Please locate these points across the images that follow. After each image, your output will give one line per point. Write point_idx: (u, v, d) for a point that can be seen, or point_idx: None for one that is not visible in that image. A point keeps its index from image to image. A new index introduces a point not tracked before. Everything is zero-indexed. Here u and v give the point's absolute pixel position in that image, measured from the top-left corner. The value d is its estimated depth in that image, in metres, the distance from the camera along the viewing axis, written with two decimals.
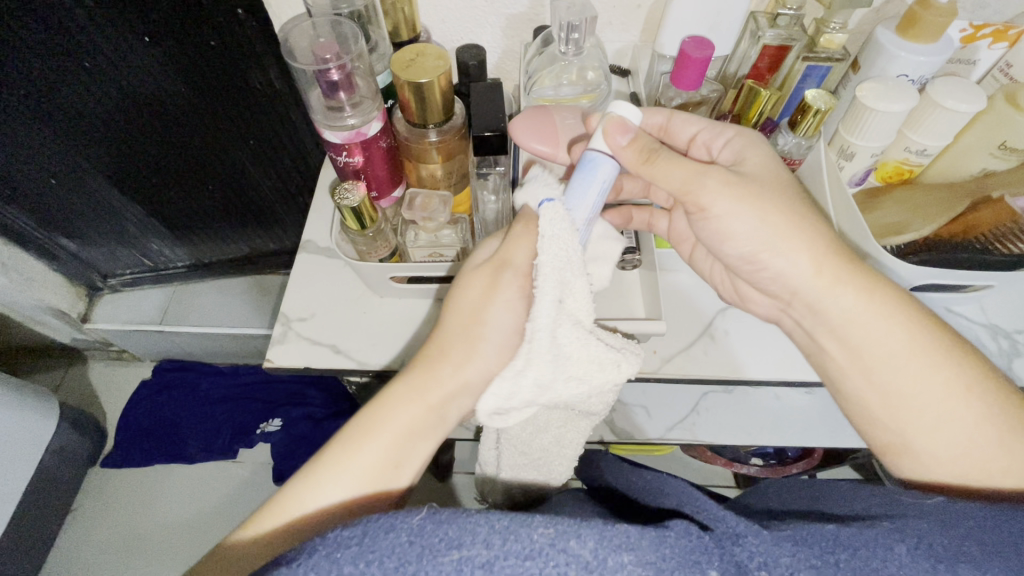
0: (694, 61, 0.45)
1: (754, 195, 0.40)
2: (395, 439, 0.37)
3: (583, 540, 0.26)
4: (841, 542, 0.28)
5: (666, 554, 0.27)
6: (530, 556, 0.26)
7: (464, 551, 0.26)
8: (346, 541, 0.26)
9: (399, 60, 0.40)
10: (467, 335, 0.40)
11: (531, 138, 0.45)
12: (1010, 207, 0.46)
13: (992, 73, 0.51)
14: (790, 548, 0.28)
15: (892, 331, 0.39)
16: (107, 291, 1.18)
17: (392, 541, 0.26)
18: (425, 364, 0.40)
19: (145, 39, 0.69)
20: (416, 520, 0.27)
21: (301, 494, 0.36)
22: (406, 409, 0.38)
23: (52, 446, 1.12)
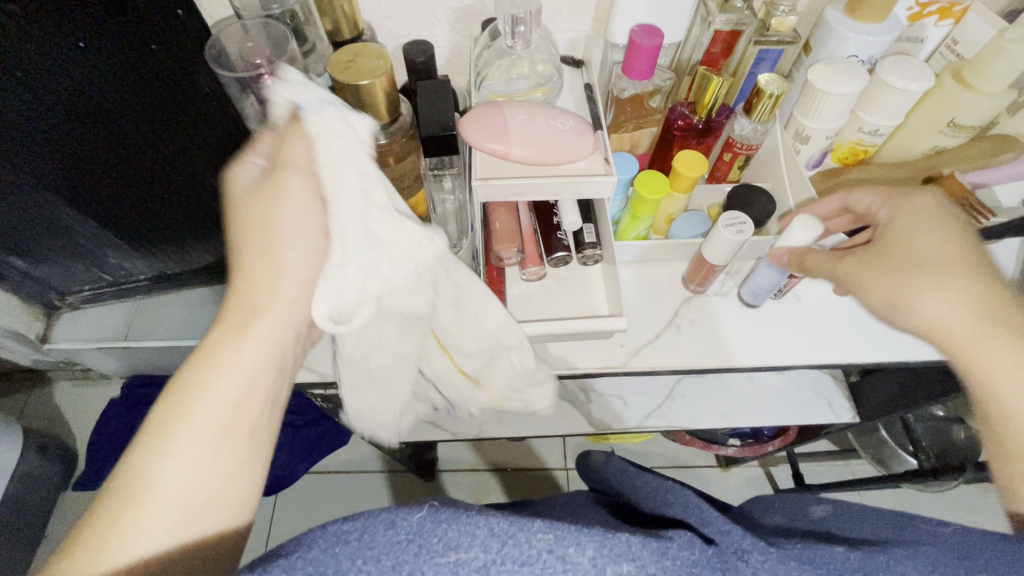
0: (644, 49, 0.44)
1: (904, 263, 0.39)
2: (234, 389, 0.32)
3: (582, 547, 0.25)
4: (851, 565, 0.28)
5: (666, 565, 0.26)
6: (528, 562, 0.24)
7: (462, 553, 0.24)
8: (345, 536, 0.24)
9: (337, 62, 0.38)
10: (271, 247, 0.35)
11: (483, 136, 0.43)
12: (960, 182, 0.48)
13: (940, 50, 0.52)
14: (796, 567, 0.28)
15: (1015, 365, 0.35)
16: (65, 309, 1.14)
17: (390, 538, 0.24)
18: (239, 297, 0.34)
19: (82, 47, 0.65)
20: (416, 517, 0.25)
21: (131, 514, 0.29)
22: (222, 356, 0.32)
23: (18, 473, 1.07)
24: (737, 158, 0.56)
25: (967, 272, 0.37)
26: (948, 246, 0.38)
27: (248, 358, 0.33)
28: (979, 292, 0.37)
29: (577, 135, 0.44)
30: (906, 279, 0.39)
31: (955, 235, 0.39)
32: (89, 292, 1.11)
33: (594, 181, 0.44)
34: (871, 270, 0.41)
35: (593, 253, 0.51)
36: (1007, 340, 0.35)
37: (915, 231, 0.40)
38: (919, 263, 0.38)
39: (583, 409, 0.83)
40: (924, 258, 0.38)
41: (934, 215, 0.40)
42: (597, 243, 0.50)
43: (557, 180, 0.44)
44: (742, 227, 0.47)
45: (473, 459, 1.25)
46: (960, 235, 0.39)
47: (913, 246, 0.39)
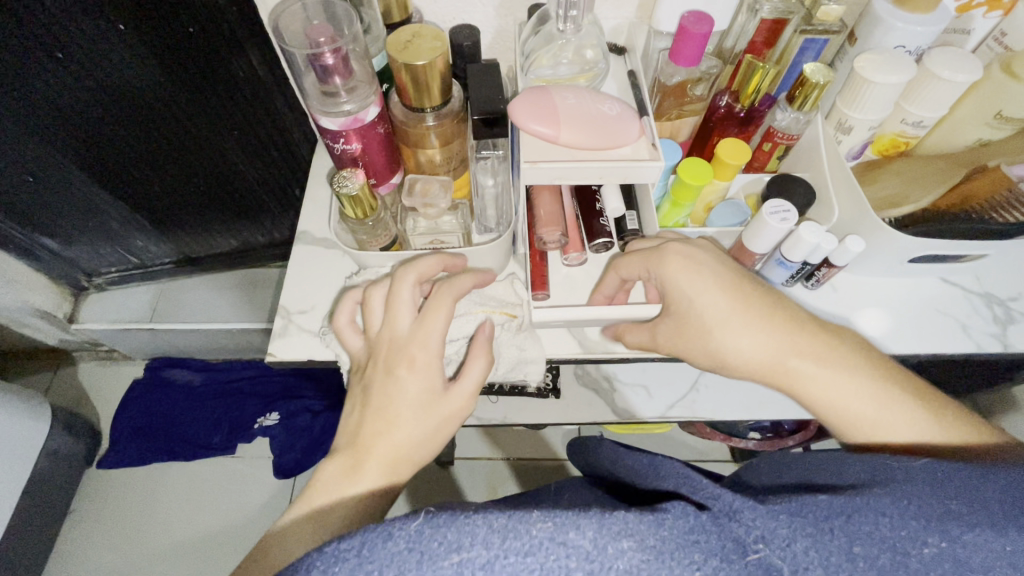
0: (694, 36, 0.44)
1: (721, 323, 0.42)
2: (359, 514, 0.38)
3: (582, 531, 0.26)
4: (836, 509, 0.28)
5: (664, 535, 0.26)
6: (530, 552, 0.25)
7: (463, 553, 0.25)
8: (344, 554, 0.25)
9: (395, 42, 0.39)
10: (399, 406, 0.40)
11: (531, 118, 0.43)
12: (1004, 174, 0.47)
13: (987, 42, 0.51)
14: (787, 520, 0.27)
15: (826, 378, 0.40)
16: (92, 290, 1.16)
17: (390, 549, 0.25)
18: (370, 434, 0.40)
19: (119, 28, 0.66)
20: (413, 525, 0.26)
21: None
22: (353, 491, 0.38)
23: (46, 449, 1.10)
24: (777, 148, 0.56)
25: (742, 313, 0.42)
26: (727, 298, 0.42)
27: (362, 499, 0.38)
28: (772, 339, 0.42)
29: (623, 120, 0.45)
30: (729, 328, 0.42)
31: (723, 288, 0.43)
32: (116, 274, 1.13)
33: (639, 165, 0.44)
34: (681, 341, 0.45)
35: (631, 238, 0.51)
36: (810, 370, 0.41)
37: (686, 290, 0.43)
38: (734, 316, 0.42)
39: (607, 398, 0.83)
40: (725, 310, 0.42)
41: (687, 268, 0.43)
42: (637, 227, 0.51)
43: (604, 164, 0.44)
44: (787, 215, 0.47)
45: (489, 447, 1.26)
46: (718, 284, 0.43)
47: (694, 306, 0.43)
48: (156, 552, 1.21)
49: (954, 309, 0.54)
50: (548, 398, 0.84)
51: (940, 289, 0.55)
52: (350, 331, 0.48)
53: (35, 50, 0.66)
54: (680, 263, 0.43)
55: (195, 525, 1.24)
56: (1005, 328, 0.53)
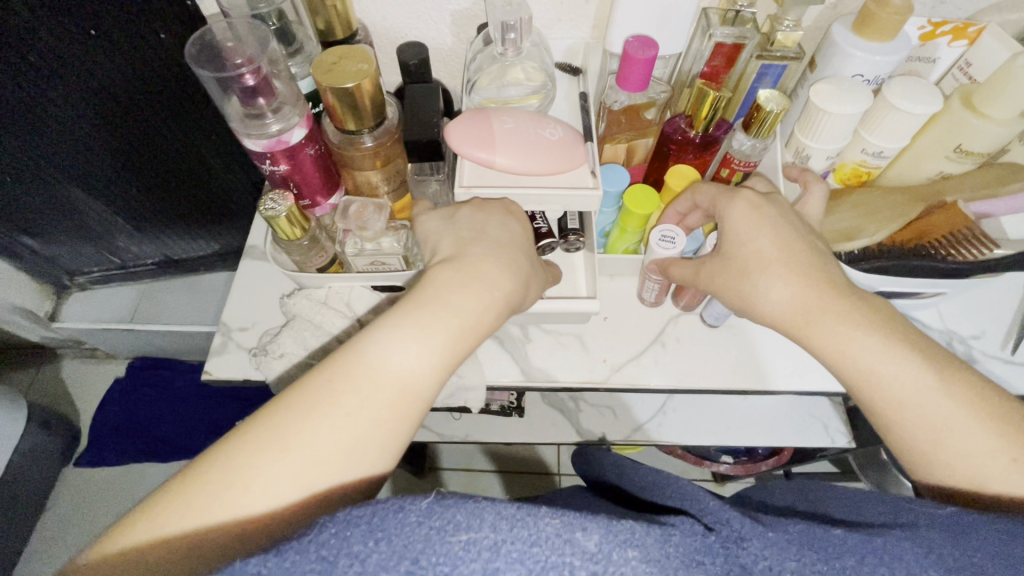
0: (637, 61, 0.43)
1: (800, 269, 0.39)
2: (396, 388, 0.32)
3: (588, 532, 0.25)
4: (851, 547, 0.27)
5: (669, 552, 0.26)
6: (536, 542, 0.24)
7: (472, 533, 0.24)
8: (357, 520, 0.24)
9: (320, 64, 0.38)
10: (487, 278, 0.37)
11: (467, 143, 0.42)
12: (964, 215, 0.46)
13: (952, 72, 0.50)
14: (797, 552, 0.27)
15: (880, 347, 0.36)
16: (74, 289, 1.14)
17: (401, 521, 0.24)
18: (422, 302, 0.35)
19: (90, 34, 0.66)
20: (424, 503, 0.25)
21: (229, 482, 0.29)
22: (411, 362, 0.33)
23: (23, 447, 1.10)
24: (736, 176, 0.53)
25: (790, 262, 0.39)
26: (778, 245, 0.40)
27: (403, 367, 0.33)
28: (809, 288, 0.38)
29: (565, 146, 0.44)
30: (769, 275, 0.39)
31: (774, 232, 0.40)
32: (98, 274, 1.10)
33: (581, 194, 0.43)
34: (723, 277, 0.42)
35: (575, 241, 0.49)
36: (836, 324, 0.37)
37: (739, 236, 0.41)
38: (797, 262, 0.39)
39: (573, 418, 0.82)
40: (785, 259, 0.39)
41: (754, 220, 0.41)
42: (580, 231, 0.49)
43: (543, 192, 0.43)
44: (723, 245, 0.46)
45: (465, 459, 1.23)
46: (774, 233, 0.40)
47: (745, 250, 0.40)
48: None
49: None
50: (513, 416, 0.83)
51: None
52: (281, 355, 0.46)
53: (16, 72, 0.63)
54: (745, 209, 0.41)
55: None
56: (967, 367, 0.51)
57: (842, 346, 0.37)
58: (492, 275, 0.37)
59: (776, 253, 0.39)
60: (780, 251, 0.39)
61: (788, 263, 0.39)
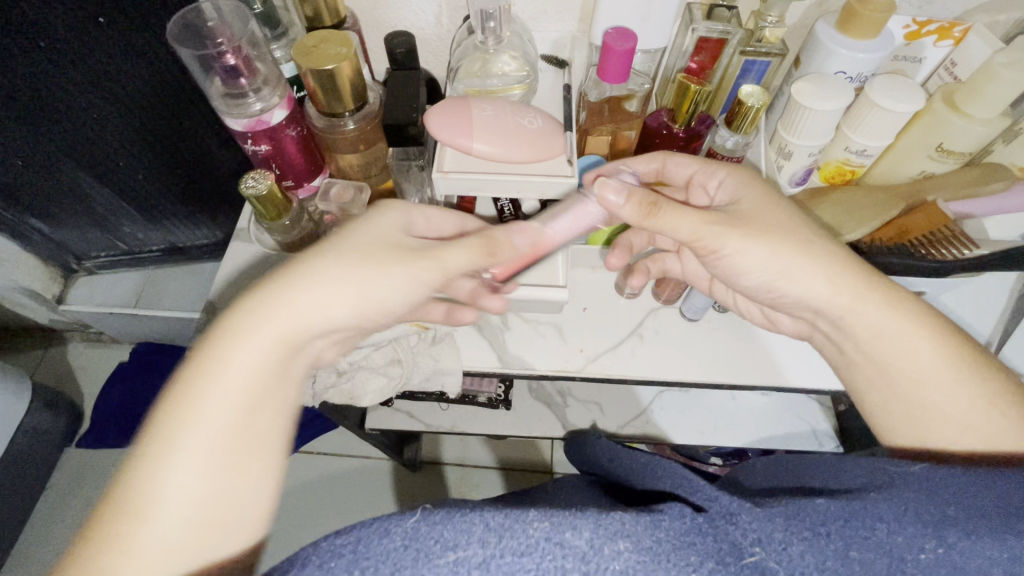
0: (617, 52, 0.43)
1: (800, 238, 0.40)
2: (235, 408, 0.31)
3: (579, 530, 0.25)
4: (833, 514, 0.27)
5: (660, 538, 0.26)
6: (526, 552, 0.25)
7: (461, 551, 0.24)
8: (340, 550, 0.25)
9: (301, 46, 0.39)
10: (325, 282, 0.35)
11: (446, 129, 0.43)
12: (942, 212, 0.46)
13: (938, 72, 0.50)
14: (783, 522, 0.27)
15: (923, 346, 0.36)
16: (81, 273, 1.17)
17: (386, 546, 0.25)
18: (231, 332, 0.32)
19: (100, 20, 0.65)
20: (410, 522, 0.25)
21: (134, 536, 0.27)
22: (264, 345, 0.33)
23: (25, 425, 1.12)
24: None
25: (798, 233, 0.40)
26: (787, 216, 0.41)
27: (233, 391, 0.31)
28: (824, 265, 0.39)
29: (544, 134, 0.45)
30: (788, 247, 0.40)
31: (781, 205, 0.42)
32: (105, 259, 1.13)
33: (557, 181, 0.44)
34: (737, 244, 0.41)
35: None
36: (881, 308, 0.37)
37: (748, 207, 0.42)
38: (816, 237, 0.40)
39: (559, 413, 0.82)
40: (791, 230, 0.40)
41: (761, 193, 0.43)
42: None
43: (520, 179, 0.44)
44: None
45: (457, 453, 1.23)
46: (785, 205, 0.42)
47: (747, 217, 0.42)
48: None
49: None
50: (499, 409, 0.83)
51: None
52: None
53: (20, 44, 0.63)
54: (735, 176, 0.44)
55: None
56: None
57: (871, 324, 0.37)
58: (347, 270, 0.36)
59: (792, 218, 0.41)
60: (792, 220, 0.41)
61: (802, 230, 0.40)
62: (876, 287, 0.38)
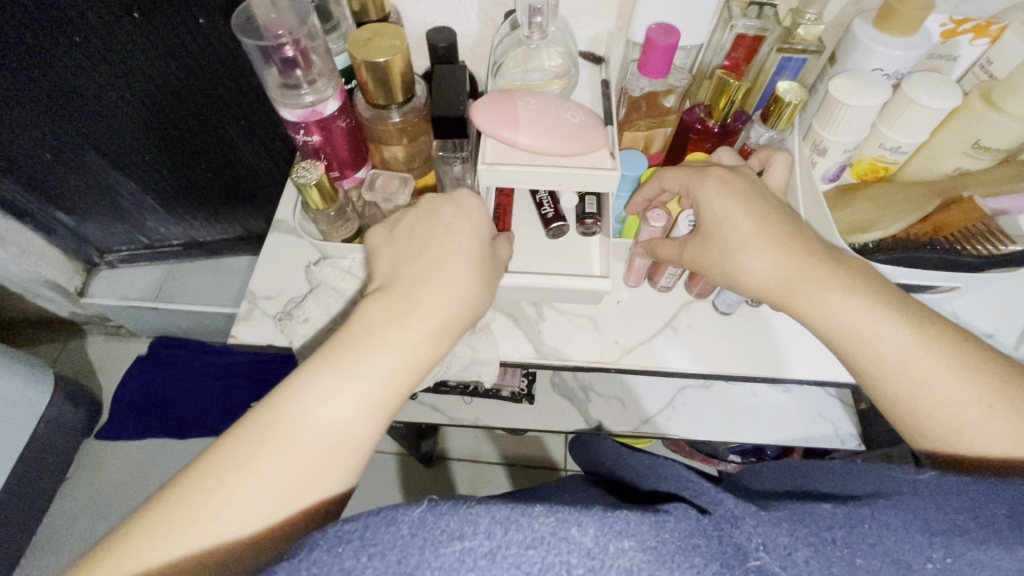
0: (659, 48, 0.44)
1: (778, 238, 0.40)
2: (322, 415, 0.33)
3: (584, 527, 0.26)
4: (840, 521, 0.27)
5: (665, 538, 0.26)
6: (531, 545, 0.25)
7: (466, 542, 0.25)
8: (348, 536, 0.25)
9: (355, 39, 0.40)
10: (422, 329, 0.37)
11: (491, 122, 0.44)
12: (980, 209, 0.47)
13: (974, 70, 0.50)
14: (789, 528, 0.27)
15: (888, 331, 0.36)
16: (104, 266, 1.17)
17: (393, 534, 0.25)
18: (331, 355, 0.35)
19: (134, 16, 0.65)
20: (416, 513, 0.26)
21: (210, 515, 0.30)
22: (376, 363, 0.35)
23: (47, 416, 1.13)
24: None
25: (766, 233, 0.40)
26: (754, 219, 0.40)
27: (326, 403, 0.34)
28: (790, 262, 0.39)
29: (586, 128, 0.45)
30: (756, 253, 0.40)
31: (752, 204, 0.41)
32: (126, 252, 1.14)
33: (600, 174, 0.44)
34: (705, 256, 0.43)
35: (593, 225, 0.51)
36: (834, 294, 0.38)
37: (715, 210, 0.42)
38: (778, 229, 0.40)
39: (581, 408, 0.83)
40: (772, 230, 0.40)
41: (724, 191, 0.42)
42: (597, 215, 0.51)
43: (563, 171, 0.44)
44: None
45: (473, 449, 1.24)
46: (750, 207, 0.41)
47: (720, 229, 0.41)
48: None
49: None
50: (522, 403, 0.84)
51: None
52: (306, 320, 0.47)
53: (56, 32, 0.64)
54: (719, 185, 0.42)
55: None
56: None
57: (827, 310, 0.38)
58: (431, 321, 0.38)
59: (753, 227, 0.40)
60: (758, 224, 0.40)
61: (763, 237, 0.40)
62: (830, 271, 0.39)
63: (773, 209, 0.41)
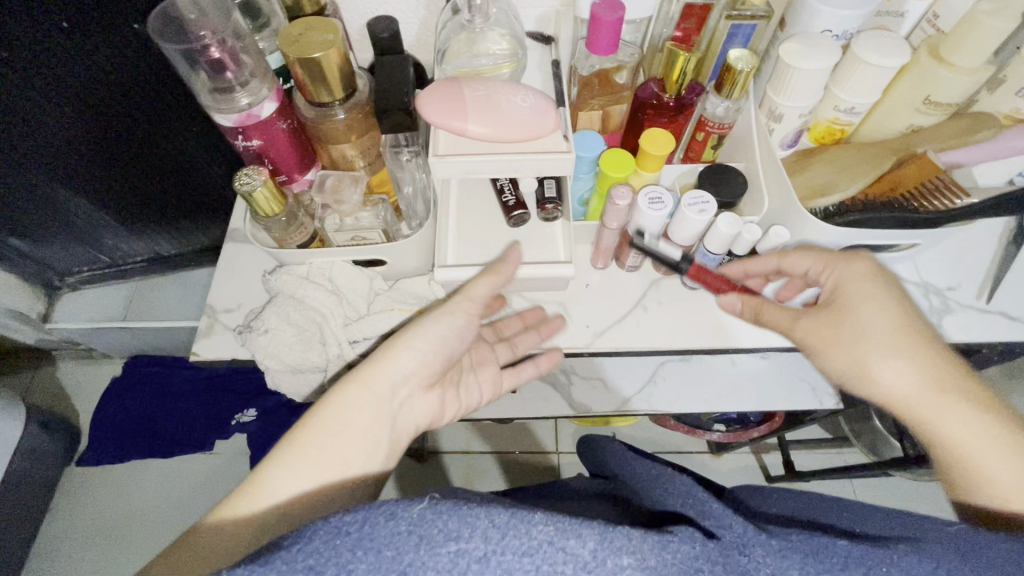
0: (605, 23, 0.43)
1: (902, 345, 0.41)
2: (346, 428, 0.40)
3: (583, 539, 0.25)
4: (856, 558, 0.27)
5: (666, 559, 0.26)
6: (529, 552, 0.24)
7: (462, 544, 0.24)
8: (347, 528, 0.25)
9: (286, 36, 0.38)
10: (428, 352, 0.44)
11: (438, 112, 0.42)
12: (934, 163, 0.46)
13: (921, 25, 0.50)
14: (800, 561, 0.27)
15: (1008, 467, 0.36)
16: (66, 290, 1.10)
17: (391, 530, 0.25)
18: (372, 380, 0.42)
19: (64, 26, 0.61)
20: (416, 510, 0.25)
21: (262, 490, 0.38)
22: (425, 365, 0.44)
23: (22, 450, 1.08)
24: (710, 138, 0.54)
25: (896, 340, 0.41)
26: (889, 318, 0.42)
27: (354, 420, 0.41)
28: (916, 370, 0.40)
29: (538, 112, 0.44)
30: (880, 355, 0.41)
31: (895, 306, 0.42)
32: (88, 274, 1.07)
33: (554, 158, 0.43)
34: (828, 331, 0.44)
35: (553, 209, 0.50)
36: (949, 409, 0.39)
37: (856, 305, 0.43)
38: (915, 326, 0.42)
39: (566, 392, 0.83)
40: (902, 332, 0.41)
41: (875, 288, 0.43)
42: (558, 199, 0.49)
43: (517, 158, 0.43)
44: (705, 207, 0.46)
45: (464, 441, 1.24)
46: (884, 308, 0.42)
47: (858, 317, 0.43)
48: (137, 552, 1.19)
49: None
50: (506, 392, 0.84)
51: None
52: (266, 331, 0.47)
53: None
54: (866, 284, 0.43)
55: (177, 523, 1.23)
56: (941, 317, 0.52)
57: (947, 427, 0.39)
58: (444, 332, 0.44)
59: (890, 323, 0.42)
60: (895, 324, 0.42)
61: (896, 342, 0.41)
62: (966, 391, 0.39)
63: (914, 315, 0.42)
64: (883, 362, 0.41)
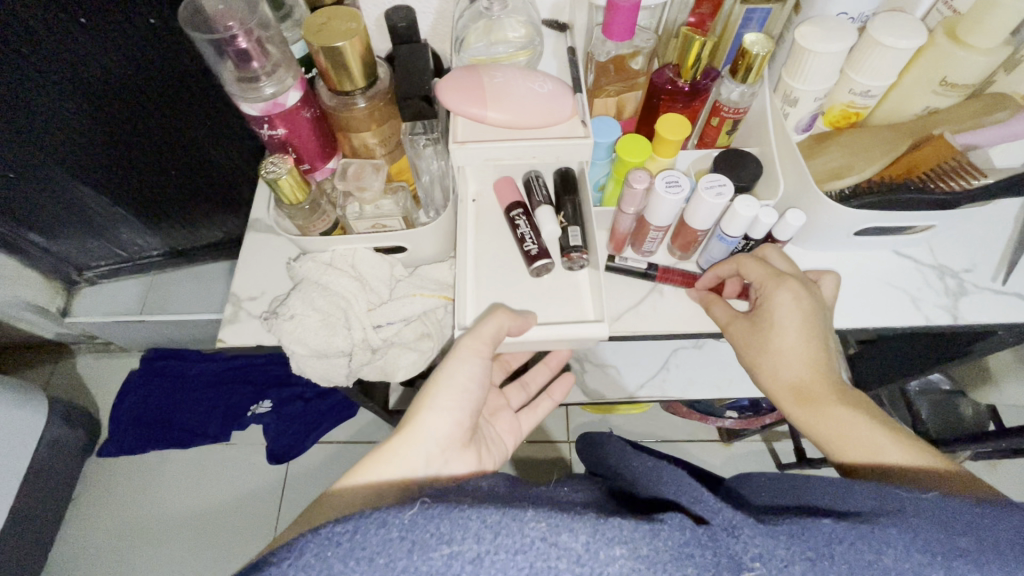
0: (623, 9, 0.43)
1: (811, 358, 0.46)
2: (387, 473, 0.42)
3: (574, 533, 0.27)
4: (839, 534, 0.27)
5: (657, 547, 0.27)
6: (520, 549, 0.26)
7: (454, 546, 0.26)
8: (338, 538, 0.26)
9: (311, 25, 0.39)
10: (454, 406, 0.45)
11: (459, 99, 0.43)
12: (949, 143, 0.47)
13: (936, 7, 0.49)
14: (786, 540, 0.27)
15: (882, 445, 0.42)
16: (83, 284, 1.13)
17: (382, 537, 0.26)
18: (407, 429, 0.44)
19: (83, 23, 0.61)
20: (406, 515, 0.27)
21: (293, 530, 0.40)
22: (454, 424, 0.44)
23: (45, 441, 1.10)
24: (725, 123, 0.54)
25: (809, 357, 0.47)
26: (800, 338, 0.46)
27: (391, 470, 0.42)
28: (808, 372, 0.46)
29: (556, 98, 0.44)
30: (772, 355, 0.47)
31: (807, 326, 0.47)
32: (107, 267, 1.08)
33: (572, 143, 0.44)
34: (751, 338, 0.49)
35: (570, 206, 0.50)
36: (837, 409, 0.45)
37: (780, 318, 0.47)
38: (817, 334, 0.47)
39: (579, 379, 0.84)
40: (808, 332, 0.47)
41: (801, 315, 0.47)
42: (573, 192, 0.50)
43: (536, 143, 0.44)
44: (723, 190, 0.46)
45: None
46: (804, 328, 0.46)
47: (776, 337, 0.47)
48: (159, 544, 1.19)
49: (903, 282, 0.54)
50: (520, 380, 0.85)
51: (891, 263, 0.55)
52: (292, 317, 0.47)
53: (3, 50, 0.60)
54: (792, 300, 0.46)
55: (197, 516, 1.22)
56: (957, 300, 0.52)
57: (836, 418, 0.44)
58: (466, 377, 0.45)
59: (803, 341, 0.47)
60: (803, 346, 0.47)
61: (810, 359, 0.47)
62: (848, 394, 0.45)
63: (820, 326, 0.47)
64: (784, 359, 0.47)
